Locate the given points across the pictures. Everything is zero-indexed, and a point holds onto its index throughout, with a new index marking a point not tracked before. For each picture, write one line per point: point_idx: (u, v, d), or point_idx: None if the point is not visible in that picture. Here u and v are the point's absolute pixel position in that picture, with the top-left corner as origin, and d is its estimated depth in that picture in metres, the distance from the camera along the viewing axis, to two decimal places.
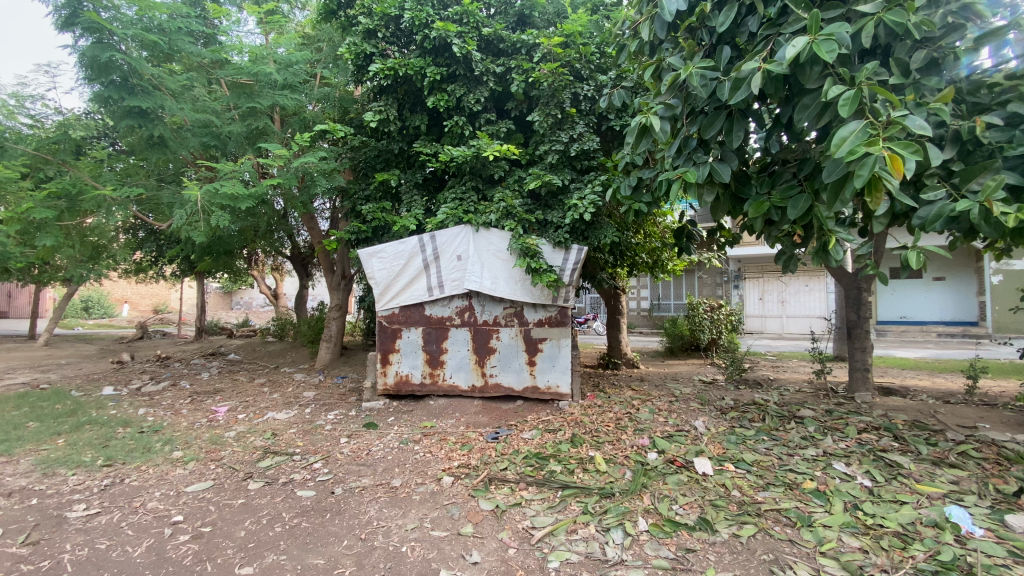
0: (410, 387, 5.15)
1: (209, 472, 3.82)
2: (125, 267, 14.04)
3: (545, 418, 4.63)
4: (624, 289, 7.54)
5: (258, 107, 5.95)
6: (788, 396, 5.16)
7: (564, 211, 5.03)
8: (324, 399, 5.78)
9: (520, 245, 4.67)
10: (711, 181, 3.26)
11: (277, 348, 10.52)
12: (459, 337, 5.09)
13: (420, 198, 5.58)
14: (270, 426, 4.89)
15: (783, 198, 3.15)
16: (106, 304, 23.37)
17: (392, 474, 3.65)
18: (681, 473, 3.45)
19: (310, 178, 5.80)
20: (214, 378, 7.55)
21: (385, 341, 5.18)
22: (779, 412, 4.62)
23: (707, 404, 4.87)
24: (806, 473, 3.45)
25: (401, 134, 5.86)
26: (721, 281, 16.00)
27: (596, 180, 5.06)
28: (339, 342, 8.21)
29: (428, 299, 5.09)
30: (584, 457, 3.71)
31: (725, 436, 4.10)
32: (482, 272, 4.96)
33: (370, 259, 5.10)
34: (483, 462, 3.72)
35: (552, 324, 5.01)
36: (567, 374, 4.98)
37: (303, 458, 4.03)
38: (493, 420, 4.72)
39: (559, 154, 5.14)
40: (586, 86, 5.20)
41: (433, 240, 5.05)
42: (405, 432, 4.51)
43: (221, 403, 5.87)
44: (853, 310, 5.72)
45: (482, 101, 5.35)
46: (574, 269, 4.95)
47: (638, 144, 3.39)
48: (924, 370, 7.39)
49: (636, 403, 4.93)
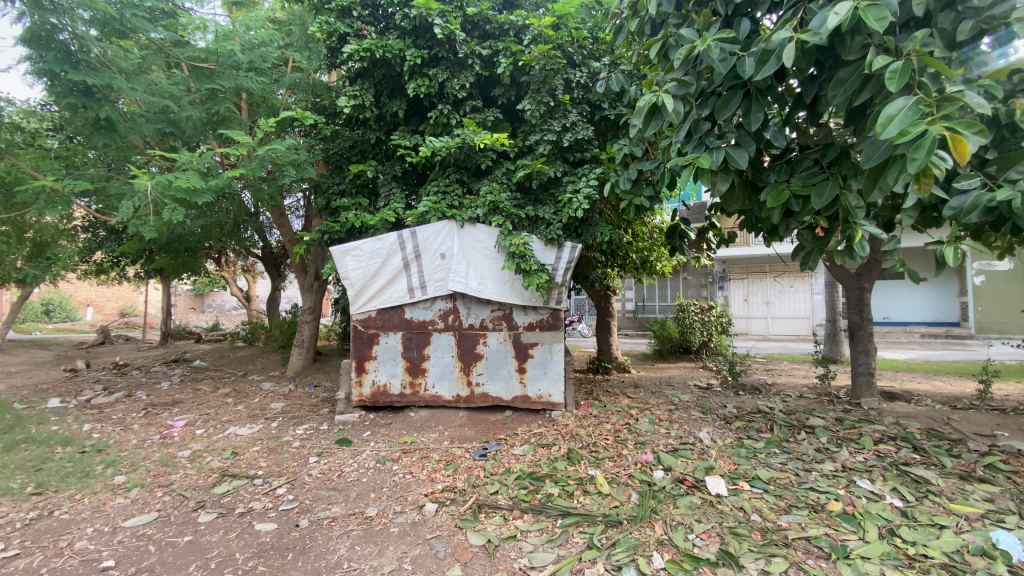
0: (388, 399, 4.71)
1: (155, 501, 3.33)
2: (85, 267, 13.22)
3: (537, 431, 4.24)
4: (613, 290, 7.18)
5: (221, 90, 5.44)
6: (792, 403, 4.86)
7: (556, 206, 4.68)
8: (293, 411, 5.29)
9: (508, 243, 4.27)
10: (727, 169, 2.91)
11: (246, 353, 9.91)
12: (442, 343, 4.67)
13: (399, 191, 5.15)
14: (230, 443, 4.39)
15: (804, 186, 2.82)
16: (68, 307, 22.21)
17: (367, 501, 3.22)
18: (693, 495, 3.09)
19: (278, 169, 5.30)
20: (176, 388, 6.97)
21: (361, 347, 4.72)
22: (788, 420, 4.31)
23: (709, 413, 4.54)
24: (830, 492, 3.13)
25: (379, 124, 5.42)
26: (706, 282, 15.82)
27: (591, 172, 4.68)
28: (313, 347, 7.70)
29: (408, 301, 4.66)
30: (584, 477, 3.32)
31: (734, 449, 3.76)
32: (468, 271, 4.56)
33: (344, 256, 4.62)
34: (471, 485, 3.31)
35: (543, 327, 4.63)
36: (560, 382, 4.60)
37: (266, 482, 3.56)
38: (479, 434, 4.31)
39: (551, 144, 4.77)
40: (579, 73, 4.85)
41: (414, 236, 4.61)
42: (382, 450, 4.07)
43: (179, 417, 5.32)
44: (855, 312, 5.45)
45: (467, 87, 4.94)
46: (568, 268, 4.59)
47: (645, 127, 2.99)
48: (921, 374, 7.22)
49: (634, 412, 4.56)
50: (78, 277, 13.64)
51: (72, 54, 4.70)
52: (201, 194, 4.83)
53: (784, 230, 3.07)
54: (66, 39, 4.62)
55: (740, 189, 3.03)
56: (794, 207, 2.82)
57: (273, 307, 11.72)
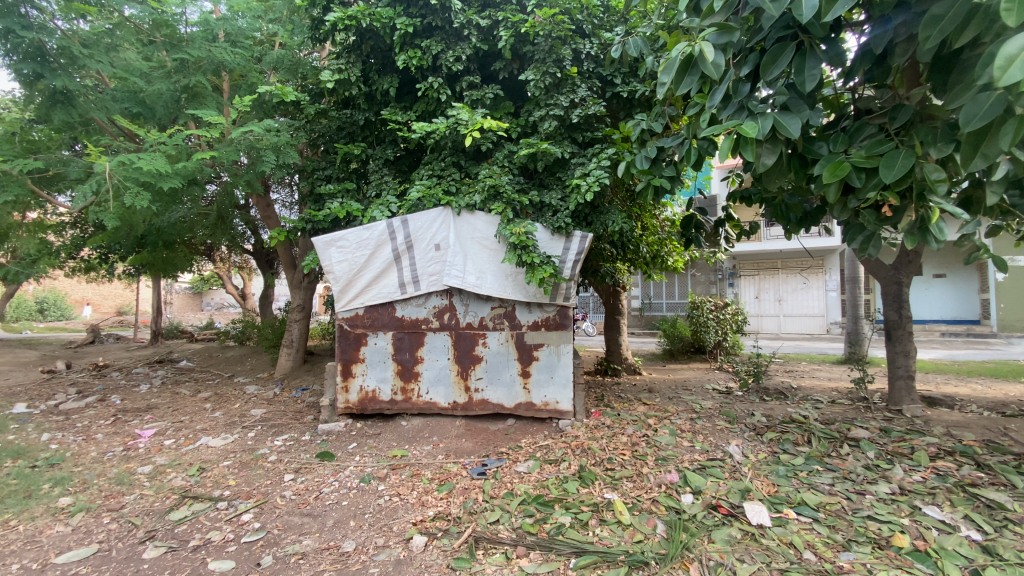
0: (377, 406, 4.24)
1: (98, 531, 2.87)
2: (73, 264, 12.74)
3: (543, 443, 3.76)
4: (623, 287, 6.67)
5: (193, 65, 4.95)
6: (827, 411, 4.37)
7: (564, 191, 4.18)
8: (274, 419, 4.80)
9: (509, 232, 3.77)
10: (775, 138, 2.39)
11: (235, 353, 9.43)
12: (438, 344, 4.19)
13: (390, 177, 4.66)
14: (199, 456, 3.91)
15: (869, 156, 2.31)
16: (64, 306, 21.79)
17: (344, 532, 2.75)
18: (731, 526, 2.60)
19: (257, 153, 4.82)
20: (154, 391, 6.49)
21: (347, 348, 4.24)
22: (827, 430, 3.82)
23: (736, 422, 4.04)
24: (893, 523, 2.65)
25: (369, 103, 4.93)
26: (715, 279, 15.25)
27: (603, 153, 4.16)
28: (302, 348, 7.23)
29: (399, 298, 4.18)
30: (600, 503, 2.83)
31: (771, 468, 3.26)
32: (465, 264, 4.09)
33: (327, 248, 4.14)
34: (468, 512, 2.82)
35: (549, 327, 4.14)
36: (569, 388, 4.11)
37: (231, 505, 3.09)
38: (479, 447, 3.83)
39: (557, 122, 4.26)
40: (588, 43, 4.37)
41: (405, 225, 4.11)
42: (368, 466, 3.58)
43: (149, 425, 4.84)
44: (892, 309, 4.94)
45: (463, 60, 4.44)
46: (577, 260, 4.10)
47: (677, 85, 2.45)
48: (956, 376, 6.70)
49: (652, 421, 4.07)
50: (66, 274, 13.17)
51: (25, 18, 4.22)
52: (170, 179, 4.35)
53: (840, 211, 2.58)
54: (31, 14, 4.30)
55: (786, 163, 2.50)
56: (855, 182, 2.31)
57: (265, 305, 11.24)
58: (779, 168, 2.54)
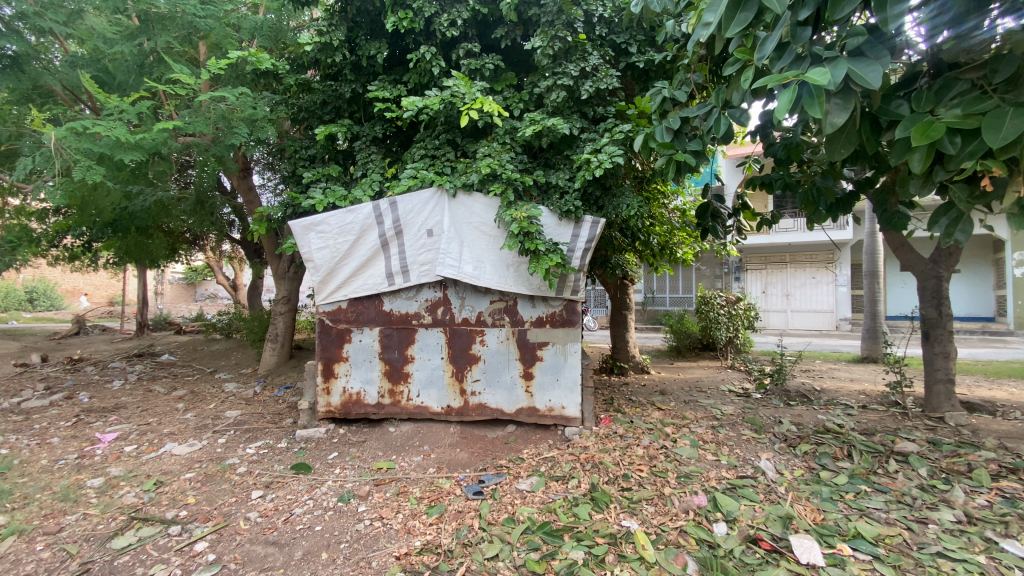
0: (362, 410, 3.79)
1: (26, 562, 2.43)
2: (55, 254, 12.20)
3: (548, 456, 3.32)
4: (632, 280, 6.21)
5: (159, 25, 4.29)
6: (862, 419, 3.94)
7: (572, 170, 3.70)
8: (249, 422, 4.34)
9: (509, 216, 3.31)
10: (847, 92, 2.09)
11: (220, 347, 8.96)
12: (430, 341, 3.74)
13: (379, 156, 4.19)
14: (159, 467, 3.47)
15: (964, 116, 2.02)
16: (53, 296, 21.24)
17: (317, 568, 2.31)
18: (778, 566, 2.18)
19: (229, 125, 4.33)
20: (127, 388, 6.03)
21: (329, 346, 3.80)
22: (868, 442, 3.39)
23: (764, 432, 3.61)
24: (969, 562, 2.23)
25: (357, 74, 4.45)
26: (721, 273, 14.78)
27: (617, 128, 3.68)
28: (288, 343, 6.77)
29: (387, 290, 3.72)
30: (618, 533, 2.41)
31: (812, 489, 2.85)
32: (460, 253, 3.62)
33: (306, 233, 3.69)
34: (462, 544, 2.40)
35: (555, 324, 3.66)
36: (576, 392, 3.63)
37: (186, 530, 2.65)
38: (475, 458, 3.39)
39: (565, 93, 3.78)
40: (601, 4, 3.90)
41: (393, 207, 3.65)
42: (349, 481, 3.14)
43: (111, 428, 4.38)
44: (931, 305, 4.49)
45: (460, 24, 3.95)
46: (586, 249, 3.63)
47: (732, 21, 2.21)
48: (986, 377, 6.28)
49: (670, 430, 3.64)
50: (47, 263, 12.63)
51: None
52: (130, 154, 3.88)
53: (923, 186, 2.34)
54: None
55: (856, 127, 2.30)
56: (947, 149, 2.03)
57: (253, 297, 10.76)
58: (846, 133, 2.33)
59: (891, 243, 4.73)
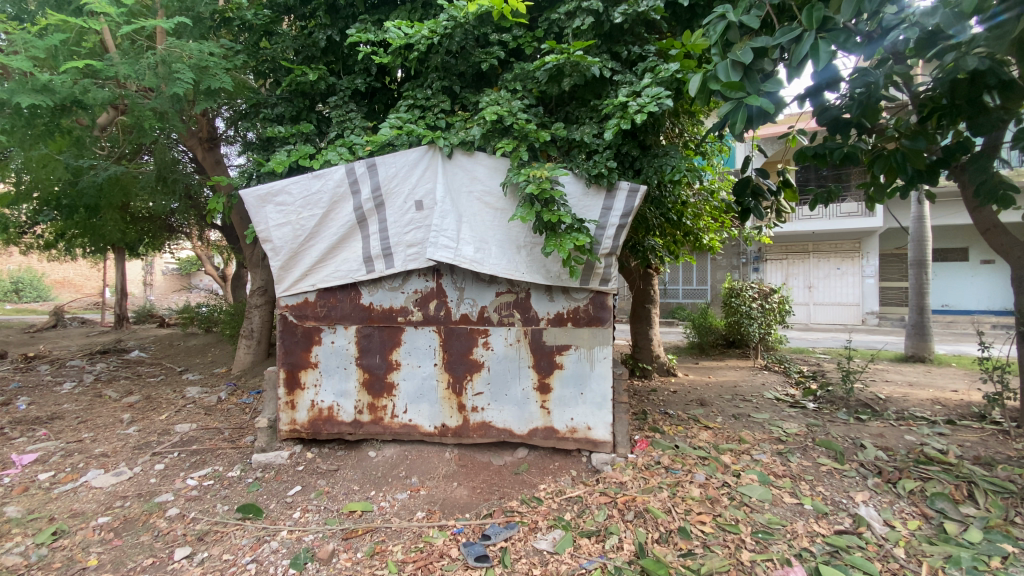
0: (334, 429, 2.99)
1: None
2: (26, 242, 11.38)
3: (574, 495, 2.53)
4: (657, 270, 5.40)
5: None
6: (960, 442, 3.15)
7: (600, 123, 2.89)
8: (200, 441, 3.53)
9: (524, 180, 2.51)
10: None
11: (198, 342, 8.18)
12: (420, 343, 2.94)
13: (359, 114, 3.38)
14: (69, 507, 2.67)
15: None
16: (39, 287, 20.44)
17: None
18: None
19: (171, 72, 3.48)
20: (75, 393, 5.22)
21: (293, 349, 3.00)
22: (990, 476, 2.61)
23: (848, 461, 2.83)
24: None
25: (334, 16, 3.64)
26: (737, 263, 13.81)
27: (658, 68, 2.85)
28: (265, 340, 5.98)
29: (364, 278, 2.91)
30: None
31: (943, 553, 2.06)
32: (458, 230, 2.81)
33: (262, 205, 2.87)
34: None
35: (578, 321, 2.86)
36: (606, 409, 2.83)
37: None
38: (477, 498, 2.60)
39: (591, 24, 2.95)
40: None
41: (372, 171, 2.84)
42: (311, 531, 2.37)
43: (34, 447, 3.59)
44: None
45: None
46: (620, 226, 2.81)
47: None
48: None
49: (726, 458, 2.84)
50: (21, 252, 11.80)
51: None
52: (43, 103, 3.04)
53: None
54: None
55: None
56: None
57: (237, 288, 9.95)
58: None
59: (980, 224, 3.90)
